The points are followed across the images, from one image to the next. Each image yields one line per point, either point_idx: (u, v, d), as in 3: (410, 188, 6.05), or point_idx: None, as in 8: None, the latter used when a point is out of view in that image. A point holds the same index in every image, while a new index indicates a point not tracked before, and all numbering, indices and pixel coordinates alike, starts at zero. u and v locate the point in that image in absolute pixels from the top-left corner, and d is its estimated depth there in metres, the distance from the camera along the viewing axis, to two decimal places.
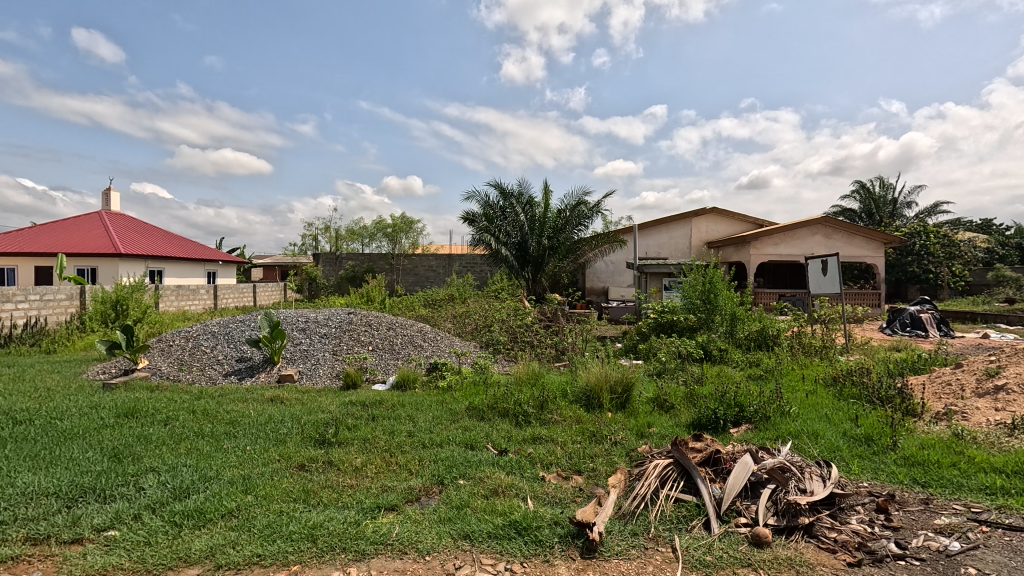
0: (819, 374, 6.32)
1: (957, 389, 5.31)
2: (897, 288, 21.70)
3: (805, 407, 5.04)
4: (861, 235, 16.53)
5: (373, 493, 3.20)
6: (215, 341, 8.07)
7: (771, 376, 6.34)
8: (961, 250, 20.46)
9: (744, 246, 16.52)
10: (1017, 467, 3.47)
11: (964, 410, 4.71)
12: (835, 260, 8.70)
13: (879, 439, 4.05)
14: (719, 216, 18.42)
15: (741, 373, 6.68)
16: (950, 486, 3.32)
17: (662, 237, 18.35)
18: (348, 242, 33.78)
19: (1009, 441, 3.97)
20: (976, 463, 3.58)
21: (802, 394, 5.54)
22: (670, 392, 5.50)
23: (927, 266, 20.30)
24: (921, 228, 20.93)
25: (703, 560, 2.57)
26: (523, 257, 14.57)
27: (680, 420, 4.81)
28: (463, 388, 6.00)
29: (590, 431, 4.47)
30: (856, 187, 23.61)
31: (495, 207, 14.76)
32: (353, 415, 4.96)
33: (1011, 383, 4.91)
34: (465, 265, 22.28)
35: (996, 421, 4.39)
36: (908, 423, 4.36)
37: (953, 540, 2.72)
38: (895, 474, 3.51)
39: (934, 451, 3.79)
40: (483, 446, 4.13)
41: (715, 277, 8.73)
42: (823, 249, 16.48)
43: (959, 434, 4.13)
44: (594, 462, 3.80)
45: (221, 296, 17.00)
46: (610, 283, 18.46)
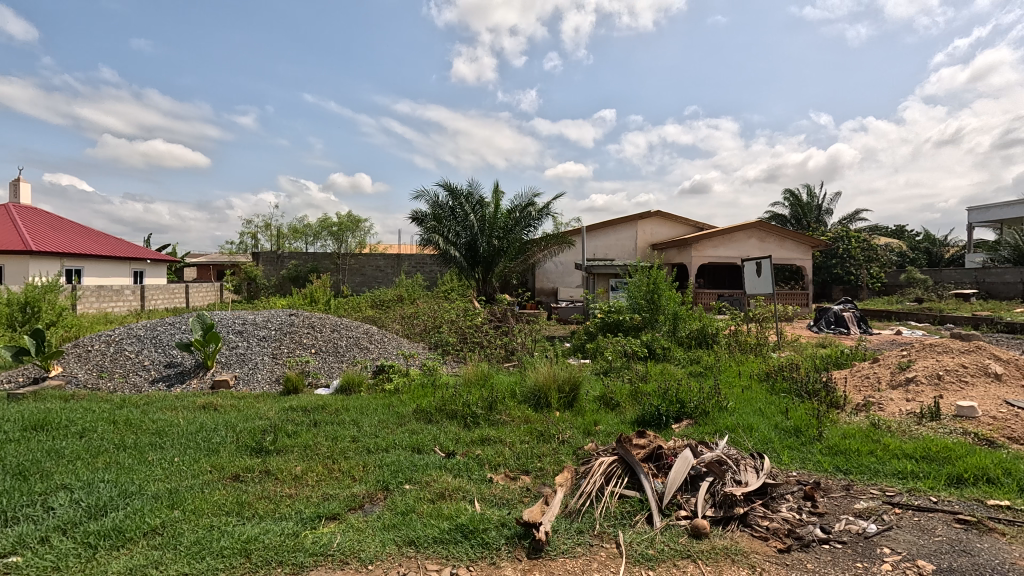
0: (753, 370, 6.69)
1: (874, 381, 5.75)
2: (823, 289, 23.27)
3: (740, 401, 5.30)
4: (791, 238, 17.58)
5: (314, 502, 3.08)
6: (141, 346, 7.52)
7: (710, 373, 6.63)
8: (878, 254, 22.24)
9: (686, 248, 17.18)
10: (925, 452, 3.80)
11: (880, 401, 5.10)
12: (768, 262, 9.22)
13: (807, 430, 4.33)
14: (662, 219, 19.09)
15: (683, 370, 6.95)
16: (868, 472, 3.58)
17: (609, 239, 18.78)
18: (292, 240, 32.52)
19: (918, 429, 4.35)
20: (891, 449, 3.88)
21: (738, 389, 5.84)
22: (616, 390, 5.65)
23: (849, 268, 21.94)
24: (844, 232, 22.58)
25: (646, 554, 2.64)
26: (474, 258, 14.50)
27: (625, 417, 4.94)
28: (411, 390, 5.89)
29: (538, 430, 4.50)
30: (786, 194, 25.20)
31: (445, 207, 14.56)
32: (294, 421, 4.76)
33: (919, 375, 5.37)
34: (415, 265, 21.97)
35: (907, 410, 4.80)
36: (832, 415, 4.67)
37: (870, 523, 2.93)
38: (821, 463, 3.75)
39: (854, 440, 4.08)
40: (430, 450, 4.07)
41: (659, 278, 9.06)
42: (757, 252, 17.39)
43: (876, 423, 4.47)
44: (541, 462, 3.83)
45: (149, 297, 15.91)
46: (559, 284, 18.67)
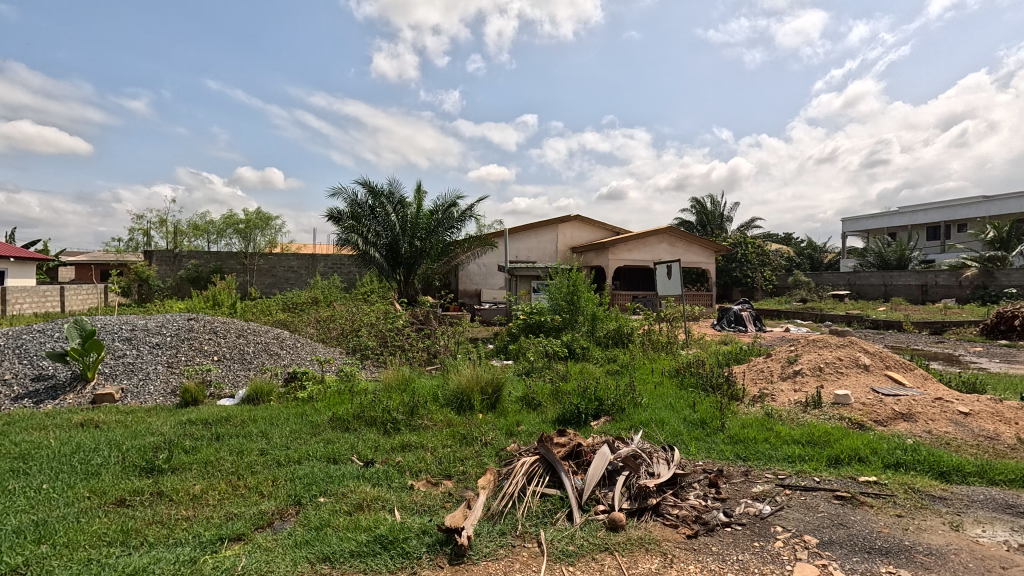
0: (664, 367, 7.10)
1: (768, 374, 6.33)
2: (725, 290, 25.27)
3: (653, 397, 5.60)
4: (697, 244, 18.92)
5: (215, 523, 2.82)
6: (1, 357, 6.52)
7: (626, 371, 6.94)
8: (770, 259, 24.56)
9: (603, 252, 17.90)
10: (809, 437, 4.24)
11: (773, 393, 5.62)
12: (677, 266, 9.84)
13: (711, 421, 4.66)
14: (582, 223, 19.75)
15: (601, 368, 7.23)
16: (764, 458, 3.92)
17: (531, 241, 19.11)
18: (191, 237, 29.82)
19: (804, 416, 4.84)
20: (782, 436, 4.29)
21: (651, 385, 6.17)
22: (538, 390, 5.74)
23: (746, 272, 24.01)
24: (742, 238, 24.68)
25: (567, 550, 2.70)
26: (395, 259, 14.13)
27: (546, 417, 5.04)
28: (326, 397, 5.61)
29: (460, 433, 4.46)
30: (693, 202, 27.09)
31: (364, 206, 14.04)
32: (192, 436, 4.35)
33: (804, 368, 5.98)
34: (331, 266, 21.00)
35: (795, 400, 5.33)
36: (732, 406, 5.07)
37: (765, 504, 3.21)
38: (724, 452, 4.05)
39: (751, 429, 4.45)
40: (347, 459, 3.89)
41: (578, 280, 9.36)
42: (668, 256, 18.52)
43: (769, 413, 4.92)
44: (464, 465, 3.79)
45: (12, 301, 13.86)
46: (482, 285, 18.69)
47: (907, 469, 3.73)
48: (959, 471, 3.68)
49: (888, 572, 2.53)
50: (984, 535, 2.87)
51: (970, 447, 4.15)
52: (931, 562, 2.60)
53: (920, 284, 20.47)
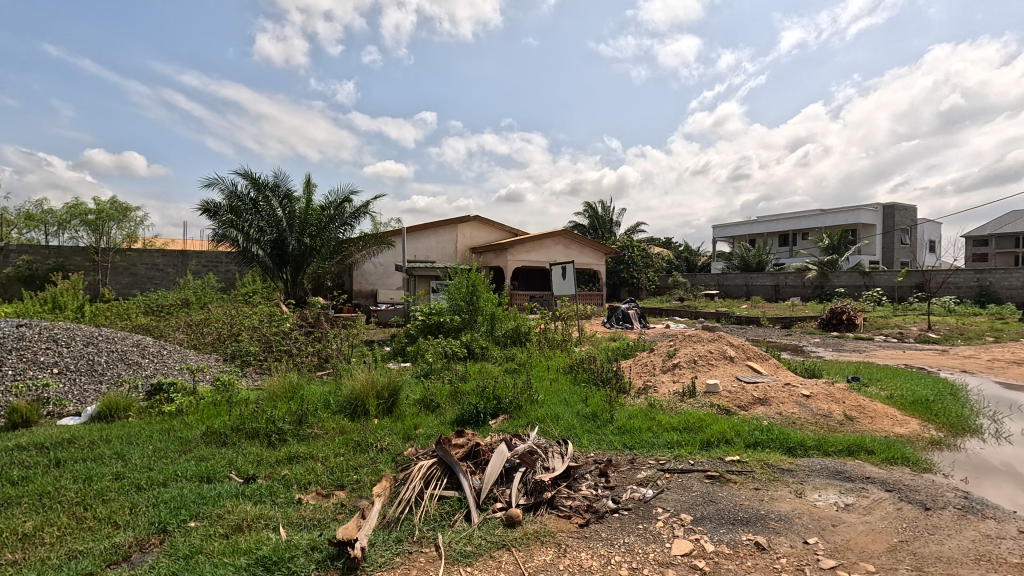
0: (559, 364, 7.39)
1: (651, 367, 6.87)
2: (614, 290, 26.95)
3: (549, 393, 5.81)
4: (589, 246, 19.97)
5: (53, 565, 2.41)
6: None
7: (524, 369, 7.12)
8: (653, 261, 26.68)
9: (502, 252, 18.17)
10: (686, 423, 4.67)
11: (655, 384, 6.12)
12: (572, 267, 10.28)
13: (602, 414, 4.94)
14: (481, 223, 19.89)
15: (499, 367, 7.33)
16: (647, 446, 4.25)
17: (430, 241, 18.84)
18: (21, 228, 25.16)
19: (681, 404, 5.32)
20: (663, 424, 4.67)
21: (547, 382, 6.39)
22: (437, 391, 5.68)
23: (633, 273, 25.83)
24: (629, 241, 26.50)
25: (464, 551, 2.70)
26: (281, 257, 13.13)
27: (445, 418, 5.01)
28: (199, 410, 5.05)
29: (355, 441, 4.27)
30: (586, 206, 28.54)
31: (245, 198, 12.85)
32: (22, 464, 3.67)
33: (682, 360, 6.58)
34: (206, 263, 18.96)
35: (674, 390, 5.84)
36: (620, 399, 5.43)
37: (648, 489, 3.47)
38: (613, 442, 4.32)
39: (636, 419, 4.80)
40: (225, 477, 3.54)
41: (478, 280, 9.43)
42: (563, 257, 19.33)
43: (652, 403, 5.34)
44: (358, 474, 3.63)
45: None
46: (379, 286, 18.04)
47: (763, 447, 4.26)
48: (802, 446, 4.28)
49: (748, 539, 2.86)
50: (820, 499, 3.37)
51: (810, 425, 4.86)
52: (781, 527, 2.99)
53: (773, 284, 23.51)
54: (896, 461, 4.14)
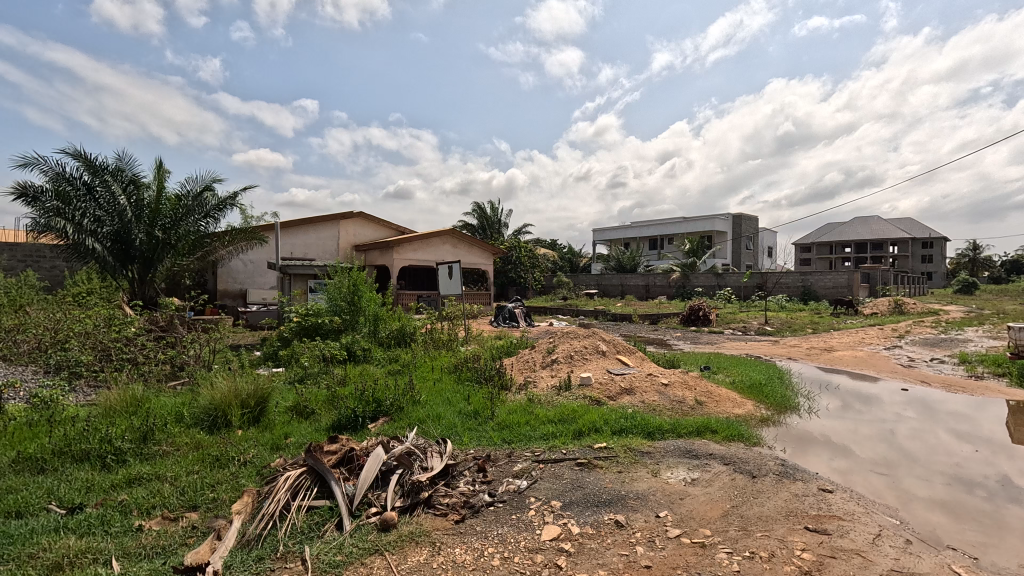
0: (444, 364, 7.37)
1: (532, 364, 7.15)
2: (502, 290, 27.54)
3: (432, 393, 5.77)
4: (477, 246, 20.18)
5: None
6: None
7: (407, 370, 6.99)
8: (539, 262, 27.73)
9: (388, 251, 17.61)
10: (561, 416, 4.94)
11: (535, 380, 6.39)
12: (458, 266, 10.29)
13: (483, 411, 5.05)
14: (365, 220, 19.13)
15: (381, 369, 7.12)
16: (524, 439, 4.42)
17: (308, 237, 17.67)
18: None
19: (558, 398, 5.63)
20: (540, 418, 4.89)
21: (431, 382, 6.35)
22: (311, 397, 5.37)
23: (519, 273, 26.59)
24: (516, 242, 27.24)
25: (334, 561, 2.60)
26: (125, 252, 11.46)
27: (319, 425, 4.76)
28: (8, 434, 4.24)
29: (213, 455, 3.88)
30: (474, 206, 28.78)
31: (77, 182, 10.98)
32: None
33: (560, 356, 6.96)
34: (22, 258, 15.88)
35: (551, 385, 6.16)
36: (502, 395, 5.59)
37: (523, 480, 3.62)
38: (492, 438, 4.43)
39: (516, 415, 4.97)
40: (42, 510, 3.02)
41: (360, 279, 9.10)
42: (450, 256, 19.32)
43: (531, 398, 5.57)
44: (215, 492, 3.31)
45: None
46: (248, 285, 16.51)
47: (627, 433, 4.66)
48: (660, 430, 4.75)
49: (610, 519, 3.12)
50: (672, 476, 3.78)
51: (667, 410, 5.42)
52: (638, 504, 3.31)
53: (644, 284, 25.71)
54: (733, 438, 4.78)
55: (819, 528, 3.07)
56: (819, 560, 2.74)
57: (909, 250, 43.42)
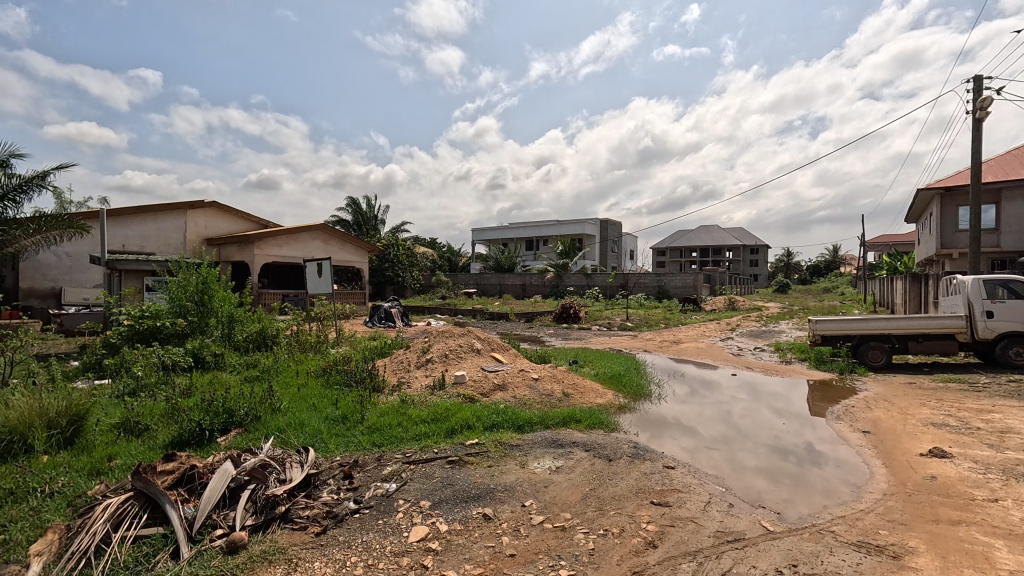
0: (310, 368, 6.88)
1: (406, 364, 7.01)
2: (378, 289, 26.57)
3: (295, 400, 5.36)
4: (351, 243, 19.22)
5: None
6: None
7: (266, 377, 6.41)
8: (417, 261, 27.26)
9: (246, 246, 15.92)
10: (434, 415, 4.91)
11: (409, 380, 6.28)
12: (328, 264, 9.68)
13: (352, 415, 4.83)
14: (219, 211, 17.16)
15: (236, 376, 6.44)
16: (395, 441, 4.32)
17: (146, 228, 15.34)
18: None
19: (431, 397, 5.59)
20: (413, 418, 4.81)
21: (294, 388, 5.89)
22: (145, 412, 4.68)
23: (397, 271, 25.88)
24: (393, 240, 26.47)
25: None
26: None
27: (155, 443, 4.18)
28: None
29: (5, 489, 3.19)
30: (348, 201, 27.36)
31: None
32: None
33: (435, 355, 6.91)
34: None
35: (425, 384, 6.10)
36: (373, 398, 5.40)
37: (392, 483, 3.53)
38: (361, 443, 4.25)
39: (387, 417, 4.83)
40: None
41: (210, 277, 8.15)
42: (321, 253, 18.16)
43: (404, 399, 5.45)
44: (9, 533, 2.74)
45: None
46: (64, 282, 13.87)
47: (499, 428, 4.79)
48: (530, 422, 4.95)
49: (478, 513, 3.18)
50: (538, 466, 3.97)
51: (537, 403, 5.68)
52: (505, 496, 3.42)
53: (521, 284, 26.61)
54: (595, 425, 5.16)
55: (662, 501, 3.45)
56: (661, 530, 3.08)
57: (741, 255, 50.65)
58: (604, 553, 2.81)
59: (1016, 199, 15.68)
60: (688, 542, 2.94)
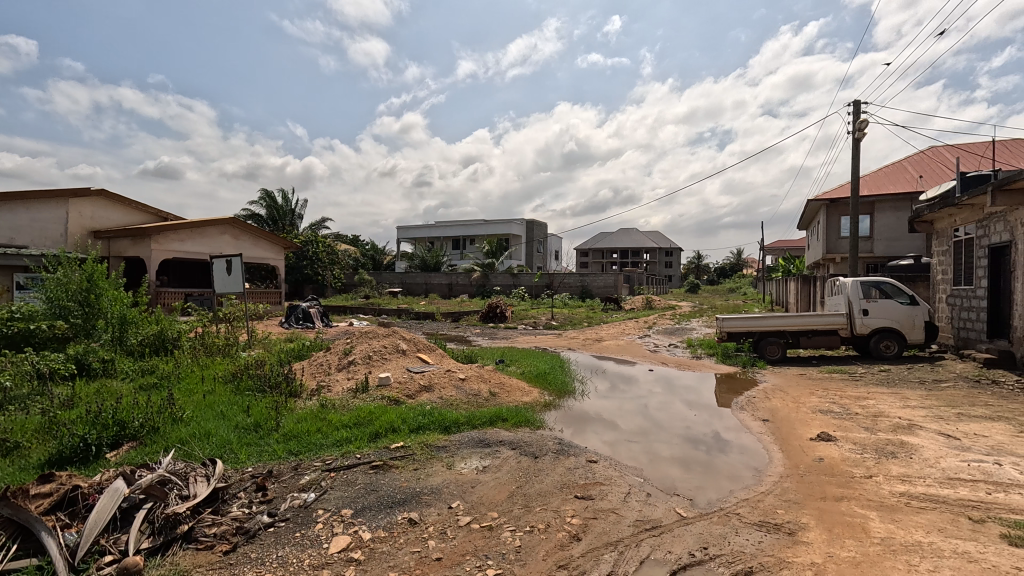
0: (218, 373, 6.37)
1: (326, 366, 6.70)
2: (296, 288, 25.17)
3: (200, 408, 4.94)
4: (265, 238, 18.04)
5: None
6: None
7: (166, 384, 5.84)
8: (338, 258, 26.14)
9: (143, 240, 14.42)
10: (357, 419, 4.73)
11: (329, 384, 6.00)
12: (239, 260, 9.00)
13: (265, 423, 4.52)
14: (110, 201, 15.40)
15: (128, 385, 5.81)
16: (314, 449, 4.11)
17: (17, 218, 13.43)
18: None
19: (353, 401, 5.38)
20: (333, 423, 4.60)
21: (199, 395, 5.42)
22: (14, 428, 4.10)
23: (317, 269, 24.66)
24: (313, 236, 25.19)
25: None
26: None
27: (28, 463, 3.67)
28: None
29: None
30: (262, 194, 25.66)
31: None
32: None
33: (357, 357, 6.65)
34: None
35: (347, 387, 5.86)
36: (289, 404, 5.10)
37: (310, 493, 3.35)
38: (276, 451, 4.00)
39: (305, 423, 4.58)
40: None
41: (98, 274, 7.28)
42: (230, 249, 16.88)
43: (323, 404, 5.20)
44: None
45: None
46: None
47: (425, 430, 4.70)
48: (457, 423, 4.91)
49: (403, 518, 3.10)
50: (465, 466, 3.94)
51: (463, 404, 5.65)
52: (431, 499, 3.36)
53: (447, 283, 26.36)
54: (521, 424, 5.22)
55: (586, 495, 3.56)
56: (584, 523, 3.17)
57: (657, 257, 53.59)
58: (531, 549, 2.85)
59: (886, 211, 17.88)
60: (610, 533, 3.06)
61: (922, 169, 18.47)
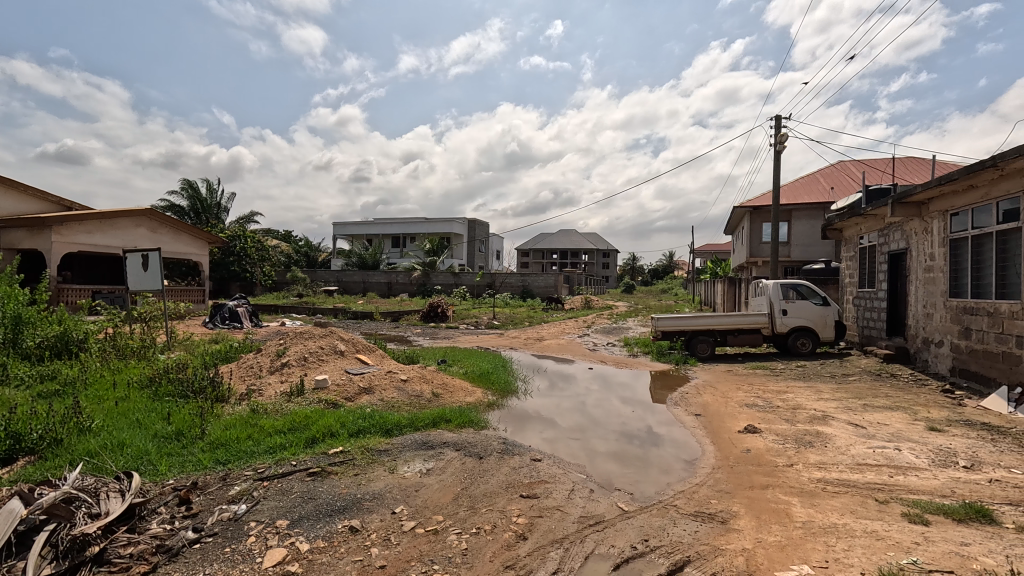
0: (132, 377, 5.83)
1: (257, 369, 6.33)
2: (221, 285, 23.60)
3: (111, 417, 4.50)
4: (187, 232, 16.81)
5: None
6: None
7: (70, 392, 5.27)
8: (269, 255, 24.80)
9: (42, 231, 12.95)
10: (291, 424, 4.49)
11: (260, 387, 5.67)
12: (157, 255, 8.29)
13: (188, 431, 4.20)
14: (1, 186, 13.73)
15: (23, 393, 5.18)
16: (245, 457, 3.86)
17: None
18: None
19: (286, 405, 5.11)
20: (265, 430, 4.34)
21: (110, 403, 4.94)
22: None
23: (245, 266, 23.25)
24: (241, 231, 23.73)
25: None
26: None
27: None
28: None
29: None
30: (184, 184, 23.86)
31: None
32: None
33: (291, 359, 6.33)
34: None
35: (280, 391, 5.56)
36: (215, 409, 4.77)
37: (240, 505, 3.14)
38: (201, 461, 3.73)
39: (234, 430, 4.30)
40: None
41: None
42: (147, 243, 15.58)
43: (254, 409, 4.90)
44: None
45: None
46: None
47: (365, 434, 4.55)
48: (398, 425, 4.79)
49: (344, 526, 2.97)
50: (408, 470, 3.85)
51: (405, 405, 5.52)
52: (373, 505, 3.25)
53: (387, 282, 25.71)
54: (465, 424, 5.18)
55: (531, 493, 3.58)
56: (530, 521, 3.19)
57: (595, 258, 55.00)
58: (478, 551, 2.83)
59: (802, 219, 19.38)
60: (555, 530, 3.09)
61: (832, 181, 20.18)
